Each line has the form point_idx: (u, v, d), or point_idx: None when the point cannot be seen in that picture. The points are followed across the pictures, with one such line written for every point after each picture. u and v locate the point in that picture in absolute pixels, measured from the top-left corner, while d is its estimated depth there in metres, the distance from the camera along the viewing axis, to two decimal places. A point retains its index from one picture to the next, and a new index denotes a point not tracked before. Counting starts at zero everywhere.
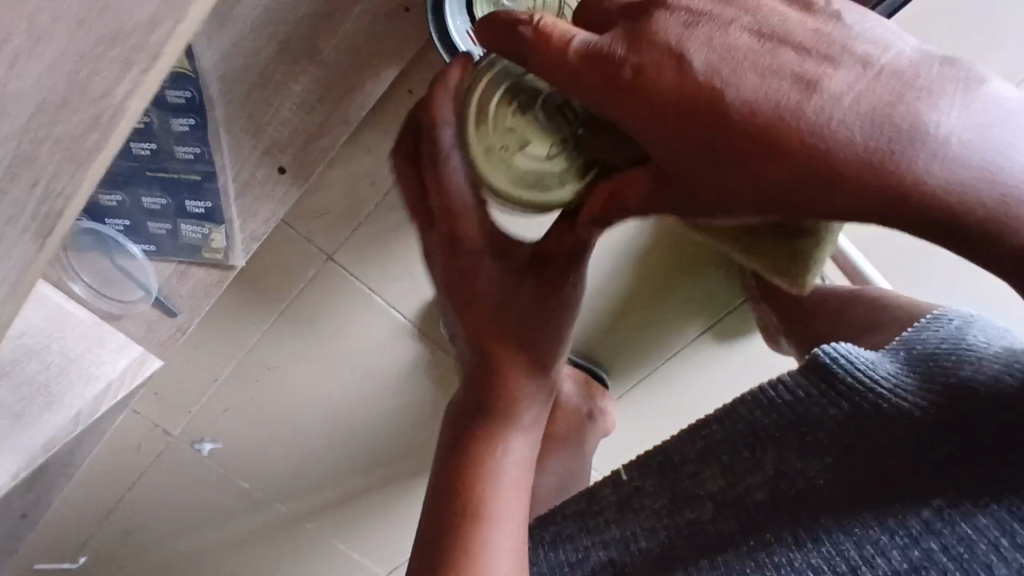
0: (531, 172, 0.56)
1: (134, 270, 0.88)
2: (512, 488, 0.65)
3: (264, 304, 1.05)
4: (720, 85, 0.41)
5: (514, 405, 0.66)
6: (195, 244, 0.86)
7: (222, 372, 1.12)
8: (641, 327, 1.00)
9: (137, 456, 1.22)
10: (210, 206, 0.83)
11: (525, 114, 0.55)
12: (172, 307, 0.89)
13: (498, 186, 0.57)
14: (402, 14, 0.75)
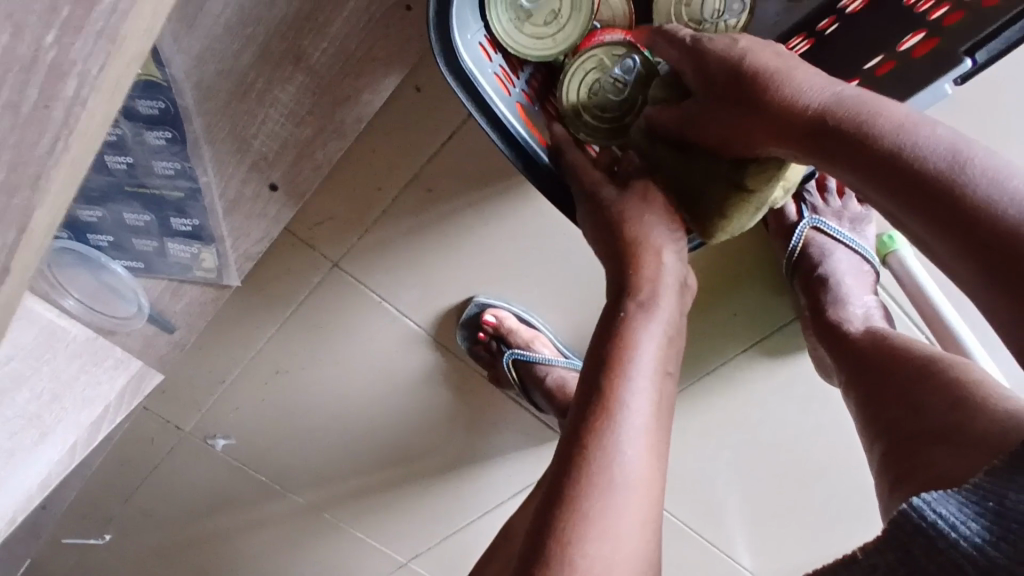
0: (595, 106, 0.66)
1: (122, 288, 0.79)
2: (629, 462, 0.55)
3: (269, 309, 0.97)
4: (833, 103, 0.48)
5: (627, 371, 0.57)
6: (186, 263, 0.78)
7: (231, 374, 1.06)
8: None
9: (154, 446, 1.20)
10: (198, 224, 0.74)
11: (605, 72, 0.65)
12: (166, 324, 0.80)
13: (576, 104, 0.66)
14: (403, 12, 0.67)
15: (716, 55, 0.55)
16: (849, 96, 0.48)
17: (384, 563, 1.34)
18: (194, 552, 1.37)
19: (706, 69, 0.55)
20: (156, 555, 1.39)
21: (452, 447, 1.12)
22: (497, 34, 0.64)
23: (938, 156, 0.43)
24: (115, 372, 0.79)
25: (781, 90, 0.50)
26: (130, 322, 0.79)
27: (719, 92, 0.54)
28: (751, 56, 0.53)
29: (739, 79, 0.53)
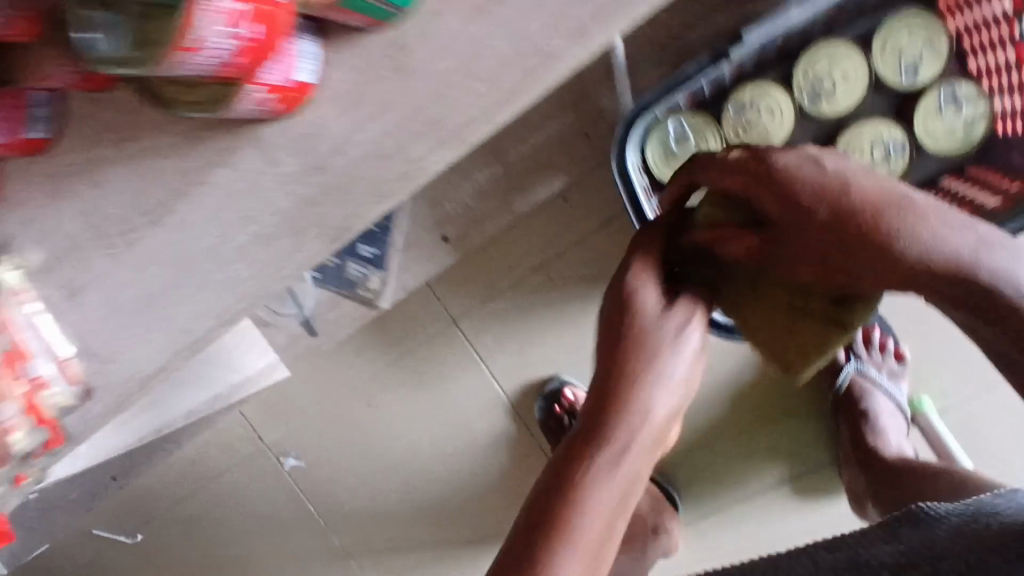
0: None
1: (298, 290, 1.02)
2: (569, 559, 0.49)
3: (385, 346, 1.15)
4: (928, 237, 0.48)
5: (584, 469, 0.52)
6: (354, 281, 0.99)
7: (328, 397, 1.22)
8: (726, 458, 1.00)
9: (227, 453, 1.32)
10: (379, 254, 0.96)
11: None
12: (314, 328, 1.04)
13: None
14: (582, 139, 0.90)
15: (775, 179, 0.52)
16: (934, 222, 0.49)
17: None
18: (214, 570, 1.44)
19: (776, 184, 0.52)
20: (179, 564, 1.46)
21: (492, 518, 1.22)
22: (647, 162, 0.81)
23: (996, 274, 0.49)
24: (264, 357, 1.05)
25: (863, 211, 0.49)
26: (290, 318, 1.02)
27: (792, 217, 0.52)
28: (820, 177, 0.50)
29: (813, 203, 0.50)
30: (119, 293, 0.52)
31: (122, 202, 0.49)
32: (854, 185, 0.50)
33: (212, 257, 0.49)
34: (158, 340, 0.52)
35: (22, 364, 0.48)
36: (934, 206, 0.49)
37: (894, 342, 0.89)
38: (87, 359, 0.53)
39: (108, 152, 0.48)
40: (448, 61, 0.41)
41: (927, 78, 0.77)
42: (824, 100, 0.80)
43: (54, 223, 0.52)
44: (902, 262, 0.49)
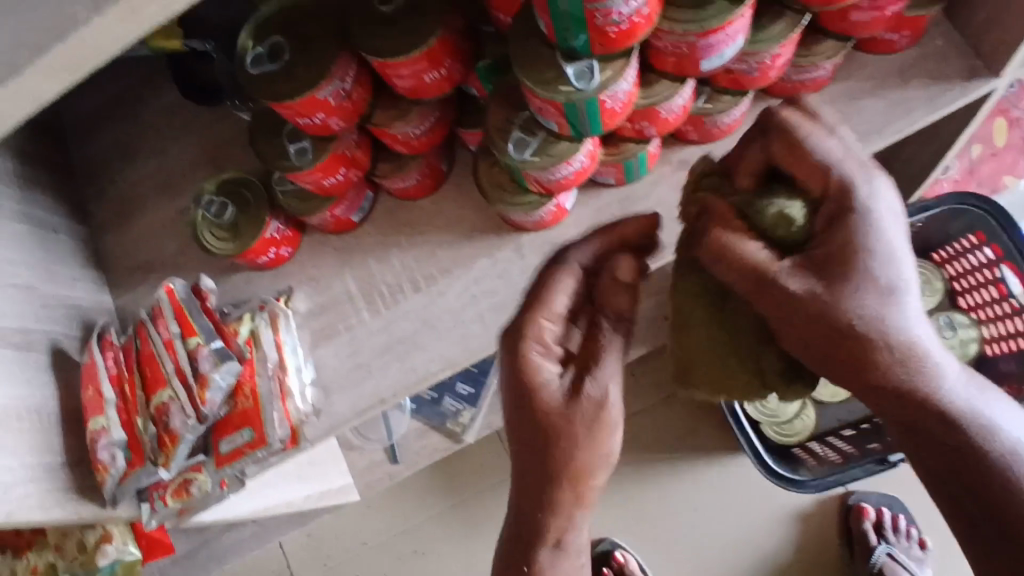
0: (765, 412, 1.02)
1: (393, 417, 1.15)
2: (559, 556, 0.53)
3: (444, 491, 1.24)
4: (874, 299, 0.46)
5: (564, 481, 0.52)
6: (446, 414, 1.14)
7: (374, 539, 1.26)
8: None
9: None
10: (474, 391, 1.14)
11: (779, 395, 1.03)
12: (397, 455, 1.13)
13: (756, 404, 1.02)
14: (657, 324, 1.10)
15: (847, 226, 0.48)
16: (923, 330, 0.47)
17: None
18: None
19: (834, 224, 0.49)
20: None
21: None
22: None
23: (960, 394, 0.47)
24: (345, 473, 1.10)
25: (869, 272, 0.47)
26: (378, 441, 1.13)
27: (823, 258, 0.48)
28: (878, 232, 0.47)
29: (849, 252, 0.47)
30: (371, 335, 0.69)
31: (402, 273, 0.69)
32: (883, 248, 0.47)
33: (455, 316, 0.67)
34: (387, 377, 0.67)
35: (285, 383, 0.65)
36: (916, 310, 0.47)
37: (911, 523, 1.06)
38: (324, 384, 0.68)
39: (401, 237, 0.70)
40: (658, 206, 0.65)
41: (929, 306, 1.04)
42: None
43: (338, 282, 0.71)
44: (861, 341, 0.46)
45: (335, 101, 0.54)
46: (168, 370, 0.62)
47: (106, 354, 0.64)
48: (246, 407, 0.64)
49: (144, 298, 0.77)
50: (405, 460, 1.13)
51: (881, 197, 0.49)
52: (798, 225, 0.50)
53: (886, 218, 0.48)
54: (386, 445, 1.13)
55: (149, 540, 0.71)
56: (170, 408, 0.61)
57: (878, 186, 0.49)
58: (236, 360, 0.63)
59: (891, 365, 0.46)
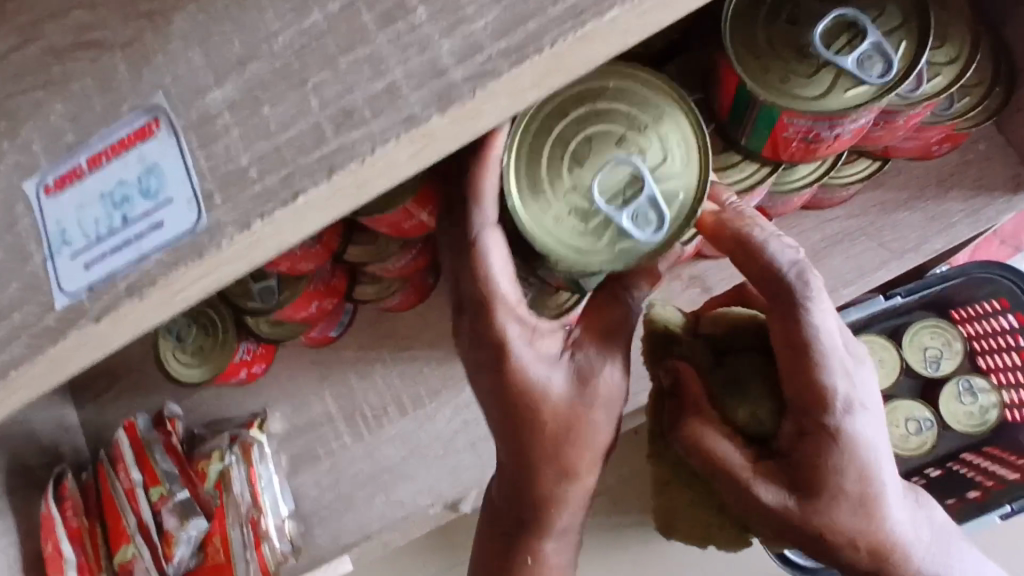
0: None
1: None
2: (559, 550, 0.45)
3: (439, 555, 1.19)
4: (855, 501, 0.40)
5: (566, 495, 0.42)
6: None
7: None
8: None
9: None
10: None
11: None
12: None
13: None
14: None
15: (823, 442, 0.39)
16: (903, 516, 0.43)
17: None
18: None
19: (809, 436, 0.40)
20: None
21: None
22: None
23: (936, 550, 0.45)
24: None
25: (843, 486, 0.40)
26: None
27: (790, 472, 0.40)
28: (856, 443, 0.40)
29: (821, 469, 0.40)
30: (353, 464, 0.63)
31: (384, 393, 0.63)
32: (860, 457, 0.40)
33: (445, 445, 0.61)
34: (371, 511, 0.62)
35: (258, 529, 0.59)
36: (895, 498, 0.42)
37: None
38: (304, 516, 0.63)
39: (383, 353, 0.64)
40: None
41: (946, 369, 0.98)
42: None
43: (316, 401, 0.65)
44: (841, 545, 0.41)
45: (301, 250, 0.47)
46: (131, 526, 0.56)
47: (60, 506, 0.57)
48: (218, 560, 0.57)
49: (107, 412, 0.71)
50: None
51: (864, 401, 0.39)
52: (764, 412, 0.42)
53: (865, 422, 0.40)
54: None
55: None
56: (134, 568, 0.55)
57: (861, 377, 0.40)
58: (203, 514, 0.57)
59: (870, 559, 0.42)
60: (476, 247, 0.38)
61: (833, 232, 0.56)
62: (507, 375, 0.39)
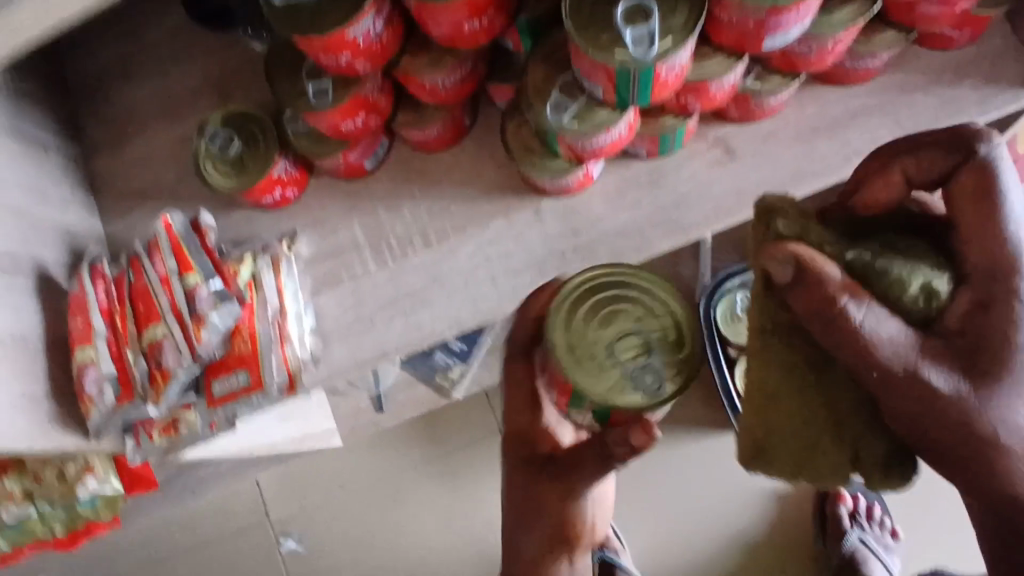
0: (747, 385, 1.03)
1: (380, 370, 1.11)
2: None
3: (427, 442, 1.25)
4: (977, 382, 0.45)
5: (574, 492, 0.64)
6: (436, 367, 1.12)
7: (352, 483, 1.27)
8: None
9: (222, 524, 1.31)
10: (467, 348, 1.10)
11: None
12: (383, 405, 1.13)
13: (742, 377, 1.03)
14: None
15: (984, 322, 0.45)
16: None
17: None
18: None
19: (989, 333, 0.45)
20: None
21: None
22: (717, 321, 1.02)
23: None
24: (329, 418, 1.08)
25: (930, 394, 0.45)
26: (365, 390, 1.11)
27: (921, 420, 0.45)
28: (1018, 327, 0.44)
29: (959, 408, 0.45)
30: (377, 288, 0.66)
31: (411, 224, 0.66)
32: (1008, 376, 0.45)
33: (466, 277, 0.65)
34: (388, 332, 0.65)
35: (284, 330, 0.63)
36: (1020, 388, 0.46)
37: (885, 513, 1.10)
38: (324, 334, 0.66)
39: (414, 187, 0.67)
40: (690, 183, 0.62)
41: None
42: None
43: (345, 228, 0.67)
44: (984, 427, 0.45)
45: (363, 42, 0.50)
46: (163, 308, 0.59)
47: (97, 285, 0.61)
48: (243, 351, 0.61)
49: (136, 225, 0.73)
50: (389, 410, 1.14)
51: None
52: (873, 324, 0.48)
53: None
54: (372, 393, 1.12)
55: (135, 476, 0.69)
56: (164, 346, 0.59)
57: (1022, 277, 0.45)
58: (236, 302, 0.59)
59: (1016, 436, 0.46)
60: (526, 320, 0.61)
61: (852, 107, 0.61)
62: (536, 425, 0.67)
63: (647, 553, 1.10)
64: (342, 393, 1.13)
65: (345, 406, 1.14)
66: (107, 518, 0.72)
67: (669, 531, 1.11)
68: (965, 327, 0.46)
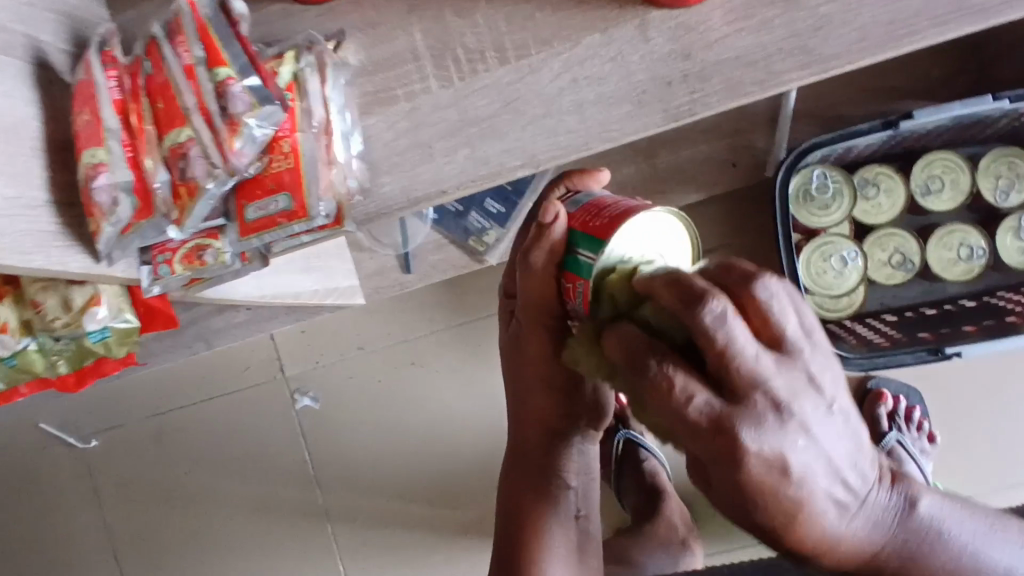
0: (807, 264, 0.92)
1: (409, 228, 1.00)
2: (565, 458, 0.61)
3: (451, 310, 1.18)
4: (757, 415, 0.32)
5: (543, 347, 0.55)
6: (470, 230, 1.01)
7: (371, 345, 1.22)
8: None
9: (237, 376, 1.29)
10: (506, 211, 0.99)
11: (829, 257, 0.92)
12: (410, 265, 1.01)
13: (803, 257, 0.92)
14: (728, 168, 0.93)
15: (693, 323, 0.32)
16: (774, 435, 0.32)
17: None
18: (164, 497, 1.37)
19: (726, 434, 0.32)
20: (125, 485, 1.39)
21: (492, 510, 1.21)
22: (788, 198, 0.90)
23: (901, 544, 0.41)
24: (352, 276, 1.00)
25: (763, 506, 0.33)
26: (391, 248, 1.01)
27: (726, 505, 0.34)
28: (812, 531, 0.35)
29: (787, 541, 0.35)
30: (437, 111, 0.55)
31: (482, 36, 0.54)
32: (807, 510, 0.34)
33: (548, 104, 0.54)
34: (449, 166, 0.56)
35: (330, 152, 0.53)
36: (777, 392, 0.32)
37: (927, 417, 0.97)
38: (373, 162, 0.56)
39: None
40: (833, 1, 0.50)
41: (1014, 205, 0.90)
42: (931, 198, 0.92)
43: (401, 36, 0.56)
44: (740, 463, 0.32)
45: None
46: (188, 105, 0.51)
47: (109, 75, 0.54)
48: (283, 169, 0.52)
49: (145, 20, 0.60)
50: (416, 273, 1.02)
51: (814, 406, 0.33)
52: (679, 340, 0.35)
53: (799, 451, 0.33)
54: (399, 252, 1.01)
55: (151, 309, 0.63)
56: (189, 151, 0.50)
57: (811, 400, 0.33)
58: (278, 105, 0.50)
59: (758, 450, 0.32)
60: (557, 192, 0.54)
61: None
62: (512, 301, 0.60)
63: None
64: (366, 249, 1.02)
65: (369, 266, 1.03)
66: (119, 356, 0.65)
67: None
68: (730, 437, 0.32)
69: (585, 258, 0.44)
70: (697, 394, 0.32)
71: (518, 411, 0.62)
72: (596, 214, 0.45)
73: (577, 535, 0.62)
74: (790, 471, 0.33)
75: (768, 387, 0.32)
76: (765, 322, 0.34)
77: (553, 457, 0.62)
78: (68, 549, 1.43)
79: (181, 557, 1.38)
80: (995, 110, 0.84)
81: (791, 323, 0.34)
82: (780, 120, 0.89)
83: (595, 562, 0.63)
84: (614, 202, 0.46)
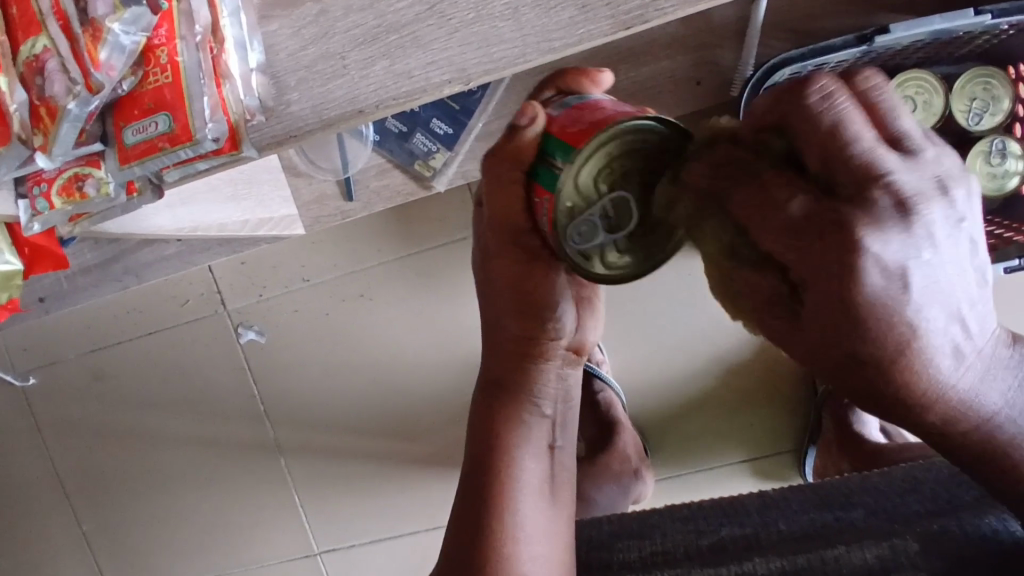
0: None
1: (349, 153, 0.90)
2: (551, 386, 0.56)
3: (400, 240, 1.11)
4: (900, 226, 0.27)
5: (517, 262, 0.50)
6: (415, 153, 0.91)
7: (316, 278, 1.15)
8: (696, 428, 1.04)
9: (176, 311, 1.22)
10: (452, 132, 0.90)
11: None
12: (352, 192, 0.91)
13: None
14: (692, 86, 0.86)
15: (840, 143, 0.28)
16: (897, 239, 0.27)
17: (291, 545, 1.29)
18: (110, 434, 1.33)
19: (829, 231, 0.27)
20: (67, 423, 1.34)
21: (449, 444, 1.19)
22: None
23: (1008, 410, 0.35)
24: (288, 204, 0.90)
25: (877, 335, 0.28)
26: (331, 173, 0.90)
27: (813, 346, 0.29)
28: (927, 360, 0.30)
29: (907, 369, 0.29)
30: (348, 14, 0.47)
31: None
32: (918, 346, 0.29)
33: (478, 7, 0.46)
34: (364, 79, 0.47)
35: (219, 64, 0.46)
36: (944, 209, 0.28)
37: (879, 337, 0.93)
38: (277, 75, 0.48)
39: None
40: None
41: (987, 128, 0.85)
42: None
43: None
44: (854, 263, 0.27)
45: None
46: (43, 10, 0.45)
47: None
48: (161, 83, 0.45)
49: None
50: (361, 200, 0.92)
51: (948, 215, 0.28)
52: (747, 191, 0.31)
53: (922, 268, 0.28)
54: (340, 177, 0.90)
55: (35, 249, 0.57)
56: (46, 64, 0.45)
57: (942, 203, 0.28)
58: (145, 7, 0.44)
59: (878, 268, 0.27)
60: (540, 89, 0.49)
61: None
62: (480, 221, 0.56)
63: (631, 371, 1.03)
64: (302, 176, 0.92)
65: (306, 193, 0.92)
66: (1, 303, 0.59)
67: (658, 351, 1.01)
68: (850, 219, 0.27)
69: (554, 166, 0.41)
70: (793, 193, 0.29)
71: (489, 336, 0.57)
72: (578, 119, 0.41)
73: (551, 467, 0.57)
74: (912, 290, 0.28)
75: (888, 180, 0.28)
76: (874, 122, 0.30)
77: (532, 388, 0.56)
78: (14, 487, 1.39)
79: (133, 493, 1.35)
80: (976, 26, 0.78)
81: (904, 126, 0.30)
82: (748, 33, 0.81)
83: (567, 497, 0.58)
84: (600, 107, 0.41)
